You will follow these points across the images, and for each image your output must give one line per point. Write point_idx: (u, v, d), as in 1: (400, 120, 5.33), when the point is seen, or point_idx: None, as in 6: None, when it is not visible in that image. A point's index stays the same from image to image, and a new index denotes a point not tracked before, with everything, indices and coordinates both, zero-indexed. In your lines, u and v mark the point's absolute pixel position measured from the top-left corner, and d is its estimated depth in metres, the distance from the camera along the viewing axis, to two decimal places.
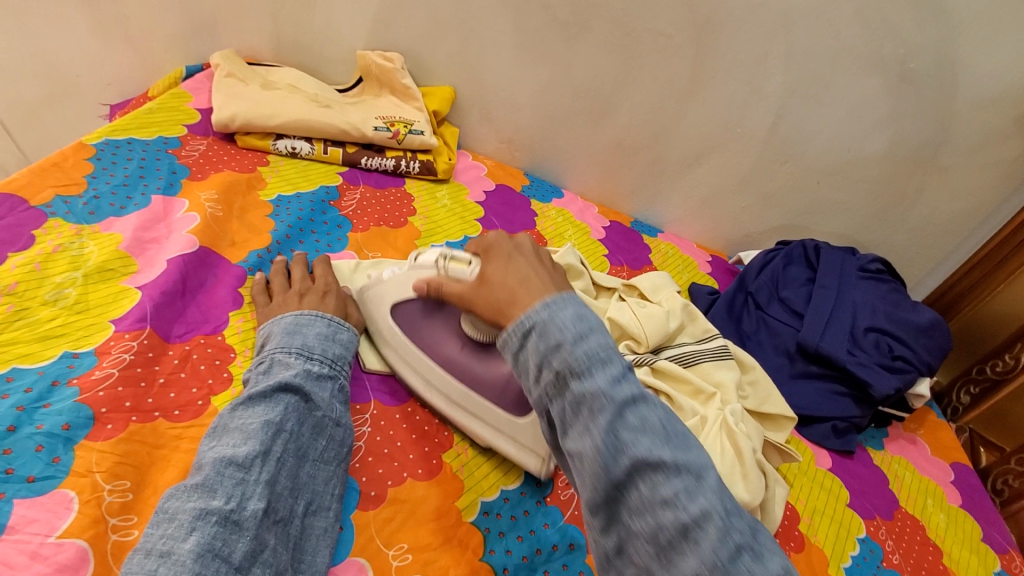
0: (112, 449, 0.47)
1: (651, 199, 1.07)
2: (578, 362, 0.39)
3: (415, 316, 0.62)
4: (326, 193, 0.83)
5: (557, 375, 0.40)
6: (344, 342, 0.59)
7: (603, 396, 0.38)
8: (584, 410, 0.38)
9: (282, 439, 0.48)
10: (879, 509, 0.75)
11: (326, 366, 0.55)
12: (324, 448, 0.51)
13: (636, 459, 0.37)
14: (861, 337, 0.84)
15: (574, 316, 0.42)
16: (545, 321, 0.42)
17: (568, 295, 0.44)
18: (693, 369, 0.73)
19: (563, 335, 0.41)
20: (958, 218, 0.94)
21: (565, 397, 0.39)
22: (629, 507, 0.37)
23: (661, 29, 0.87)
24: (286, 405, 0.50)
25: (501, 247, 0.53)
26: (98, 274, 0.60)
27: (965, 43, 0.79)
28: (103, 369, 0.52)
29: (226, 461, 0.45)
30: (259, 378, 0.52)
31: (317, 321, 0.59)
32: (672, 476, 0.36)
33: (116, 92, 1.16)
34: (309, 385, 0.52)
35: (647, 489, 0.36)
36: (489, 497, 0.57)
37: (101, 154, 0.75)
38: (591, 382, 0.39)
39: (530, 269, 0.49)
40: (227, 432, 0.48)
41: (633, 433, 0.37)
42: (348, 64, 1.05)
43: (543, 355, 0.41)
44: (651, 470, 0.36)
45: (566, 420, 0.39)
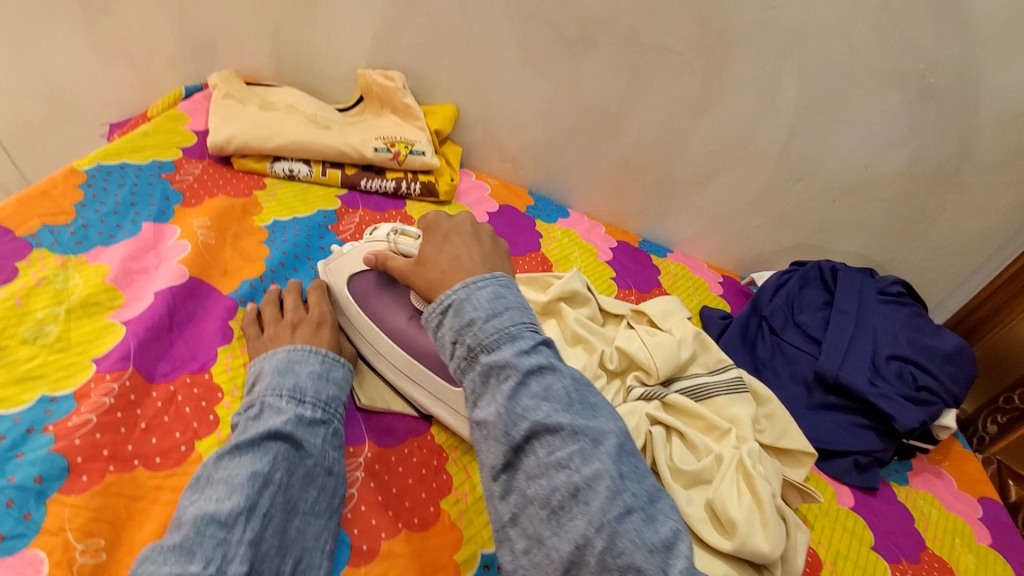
0: (87, 504, 0.45)
1: (660, 218, 1.03)
2: (488, 338, 0.44)
3: (369, 286, 0.64)
4: (324, 217, 0.81)
5: (469, 350, 0.45)
6: (338, 380, 0.56)
7: (509, 367, 0.43)
8: (493, 379, 0.43)
9: (270, 493, 0.45)
10: (905, 551, 0.71)
11: (320, 410, 0.52)
12: (314, 500, 0.48)
13: (533, 424, 0.42)
14: (883, 366, 0.80)
15: (492, 297, 0.47)
16: (463, 302, 0.47)
17: (491, 278, 0.49)
18: (706, 404, 0.70)
19: (477, 313, 0.46)
20: (983, 238, 0.90)
21: (477, 368, 0.44)
22: (527, 470, 0.42)
23: (669, 45, 0.84)
24: (275, 454, 0.47)
25: (440, 228, 0.57)
26: (81, 309, 0.58)
27: (989, 58, 0.75)
28: (81, 415, 0.49)
29: (207, 518, 0.41)
30: (247, 423, 0.49)
31: (310, 357, 0.55)
32: (566, 439, 0.41)
33: (116, 112, 1.14)
34: (301, 431, 0.49)
35: (543, 452, 0.41)
36: (491, 548, 0.53)
37: (93, 181, 0.73)
38: (499, 356, 0.44)
39: (463, 248, 0.54)
40: (211, 483, 0.45)
41: (533, 401, 0.42)
42: (348, 82, 1.03)
43: (460, 333, 0.46)
44: (548, 435, 0.42)
45: (478, 390, 0.44)
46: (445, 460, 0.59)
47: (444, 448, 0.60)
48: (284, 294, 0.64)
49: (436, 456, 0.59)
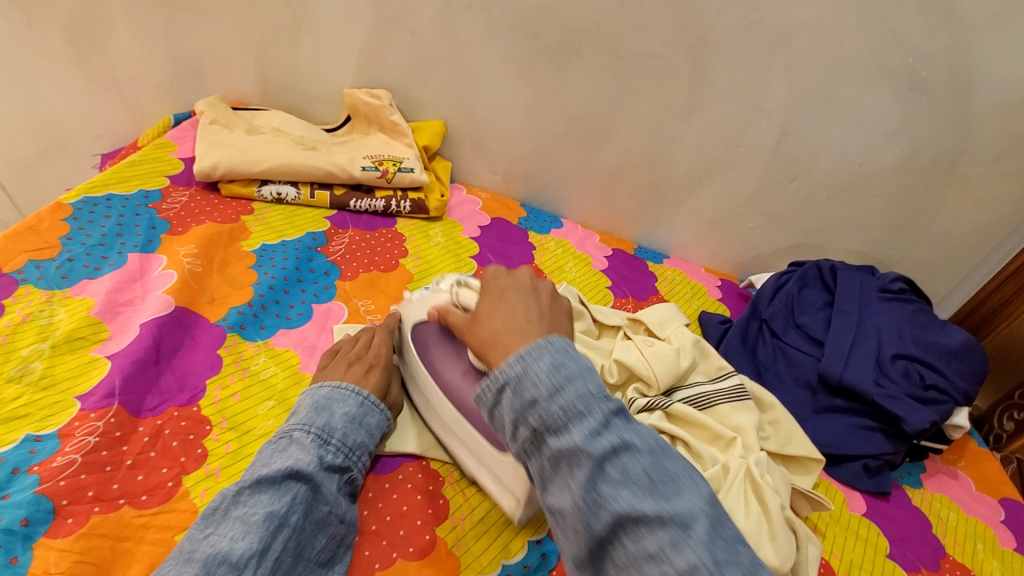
0: (72, 547, 0.43)
1: (655, 224, 1.02)
2: (552, 419, 0.41)
3: (431, 335, 0.62)
4: (313, 239, 0.80)
5: (535, 433, 0.42)
6: (371, 429, 0.54)
7: (580, 453, 0.40)
8: (563, 466, 0.41)
9: (283, 537, 0.44)
10: (923, 558, 0.68)
11: (343, 456, 0.51)
12: (322, 547, 0.46)
13: (615, 513, 0.39)
14: (888, 366, 0.77)
15: (551, 369, 0.43)
16: (521, 380, 0.43)
17: (547, 345, 0.46)
18: (708, 413, 0.68)
19: (538, 391, 0.43)
20: (985, 230, 0.88)
21: (544, 453, 0.42)
22: (616, 560, 0.39)
23: (655, 51, 0.84)
24: (294, 495, 0.46)
25: (498, 286, 0.55)
26: (66, 344, 0.57)
27: (980, 48, 0.74)
28: (65, 455, 0.48)
29: (220, 558, 0.41)
30: (272, 456, 0.48)
31: (350, 399, 0.55)
32: (653, 529, 0.38)
33: (107, 142, 1.15)
34: (321, 474, 0.48)
35: (631, 543, 0.38)
36: (490, 575, 0.51)
37: (79, 214, 0.73)
38: (567, 441, 0.40)
39: (520, 307, 0.52)
40: (227, 519, 0.44)
41: (612, 488, 0.39)
42: (336, 102, 1.03)
43: (521, 414, 0.43)
44: (632, 522, 0.38)
45: (549, 476, 0.42)
46: (441, 484, 0.57)
47: (440, 472, 0.58)
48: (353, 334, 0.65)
49: (431, 481, 0.57)
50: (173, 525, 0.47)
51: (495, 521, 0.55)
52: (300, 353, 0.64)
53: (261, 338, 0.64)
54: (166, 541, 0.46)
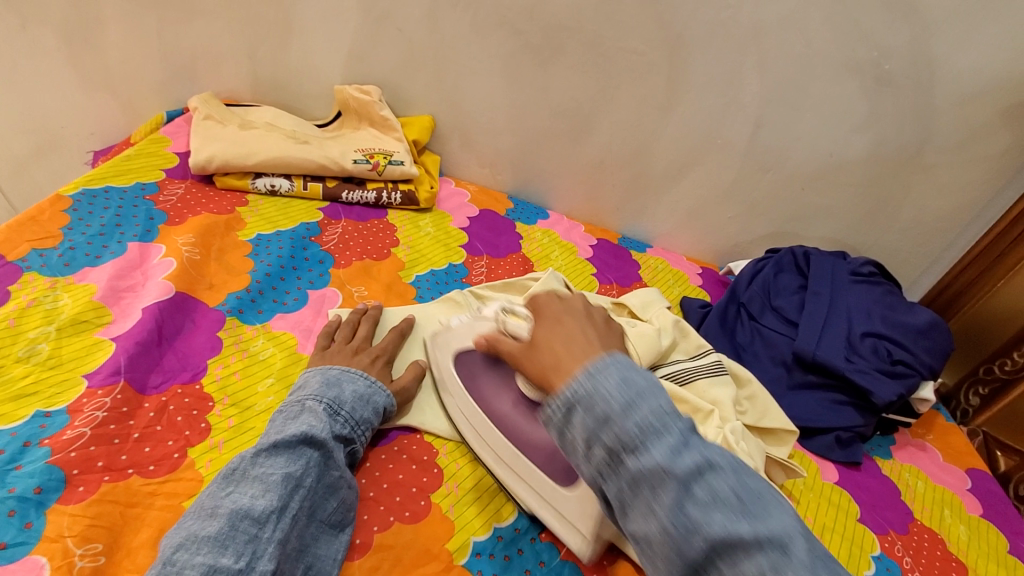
0: (84, 511, 0.46)
1: (638, 214, 1.06)
2: (630, 440, 0.39)
3: (476, 365, 0.63)
4: (306, 229, 0.83)
5: (610, 452, 0.40)
6: (377, 407, 0.57)
7: (663, 473, 0.38)
8: (645, 490, 0.38)
9: (299, 497, 0.47)
10: (892, 522, 0.72)
11: (351, 427, 0.54)
12: (333, 509, 0.50)
13: (710, 539, 0.36)
14: (858, 343, 0.82)
15: (621, 384, 0.41)
16: (589, 395, 0.41)
17: (611, 360, 0.44)
18: (688, 388, 0.71)
19: (611, 408, 0.40)
20: (948, 216, 0.93)
21: (623, 476, 0.39)
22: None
23: (635, 47, 0.87)
24: (308, 459, 0.49)
25: (552, 309, 0.53)
26: (72, 327, 0.59)
27: (939, 43, 0.79)
28: (75, 428, 0.50)
29: (242, 513, 0.44)
30: (286, 423, 0.52)
31: (358, 379, 0.58)
32: (752, 554, 0.35)
33: (100, 140, 1.16)
34: (332, 442, 0.51)
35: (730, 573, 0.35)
36: (482, 537, 0.54)
37: (79, 205, 0.75)
38: (648, 461, 0.38)
39: (579, 329, 0.50)
40: (247, 478, 0.47)
41: (702, 511, 0.37)
42: (327, 99, 1.06)
43: (594, 432, 0.40)
44: (728, 550, 0.36)
45: (627, 499, 0.39)
46: (434, 455, 0.60)
47: (434, 444, 0.61)
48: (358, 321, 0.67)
49: (425, 452, 0.60)
50: (180, 493, 0.49)
51: (486, 490, 0.58)
52: (297, 336, 0.66)
53: (259, 321, 0.67)
54: (174, 508, 0.48)
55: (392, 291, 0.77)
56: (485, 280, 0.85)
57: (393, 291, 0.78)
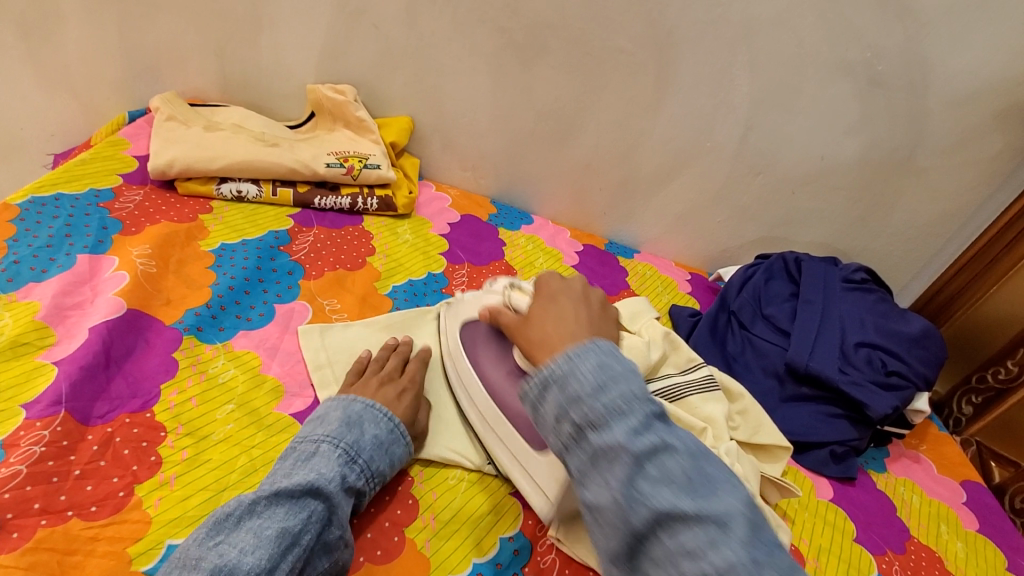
0: (18, 562, 0.41)
1: (625, 219, 1.02)
2: (596, 415, 0.41)
3: (480, 334, 0.65)
4: (275, 237, 0.78)
5: (576, 428, 0.42)
6: (394, 458, 0.53)
7: (620, 449, 0.40)
8: (603, 462, 0.40)
9: (292, 556, 0.43)
10: (888, 541, 0.70)
11: (363, 479, 0.49)
12: (323, 569, 0.45)
13: (655, 511, 0.38)
14: (852, 354, 0.79)
15: (597, 368, 0.44)
16: (567, 375, 0.44)
17: (592, 347, 0.46)
18: (679, 404, 0.67)
19: (581, 387, 0.43)
20: (941, 221, 0.91)
21: (585, 449, 0.41)
22: (652, 559, 0.38)
23: (621, 46, 0.84)
24: (310, 512, 0.45)
25: (550, 288, 0.58)
26: (10, 350, 0.54)
27: (933, 43, 0.77)
28: (9, 466, 0.45)
29: (226, 572, 0.40)
30: (295, 466, 0.48)
31: (380, 421, 0.54)
32: (695, 530, 0.37)
33: (60, 142, 1.10)
34: (340, 494, 0.47)
35: (668, 540, 0.37)
36: (460, 574, 0.50)
37: (26, 214, 0.69)
38: (608, 437, 0.40)
39: (571, 310, 0.53)
40: (240, 528, 0.43)
41: (653, 486, 0.39)
42: (299, 98, 1.01)
43: (564, 409, 0.43)
44: (673, 523, 0.37)
45: (587, 473, 0.41)
46: (410, 484, 0.56)
47: (409, 471, 0.57)
48: (388, 352, 0.63)
49: (400, 481, 0.56)
50: (124, 536, 0.44)
51: (466, 521, 0.54)
52: (261, 355, 0.62)
53: (220, 340, 0.62)
54: (117, 554, 0.43)
55: (366, 304, 0.73)
56: (467, 290, 0.81)
57: (368, 304, 0.73)
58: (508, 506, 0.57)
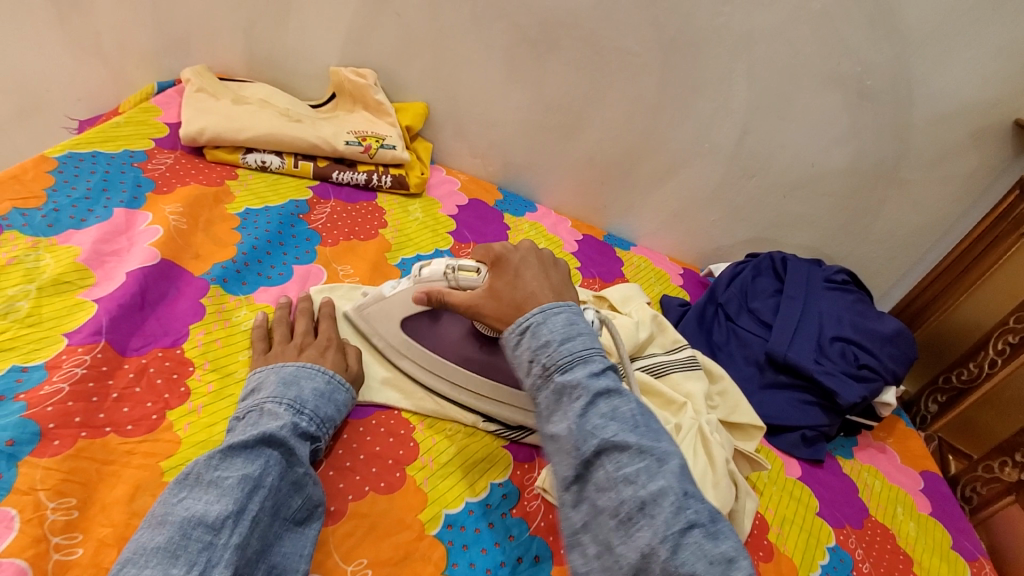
0: (58, 465, 0.46)
1: (624, 213, 1.08)
2: (562, 359, 0.48)
3: (424, 327, 0.64)
4: (295, 207, 0.83)
5: (543, 368, 0.48)
6: (338, 404, 0.56)
7: (580, 386, 0.46)
8: (564, 397, 0.47)
9: (259, 498, 0.44)
10: (848, 517, 0.75)
11: (315, 425, 0.52)
12: (297, 507, 0.48)
13: (603, 440, 0.44)
14: (828, 347, 0.85)
15: (567, 324, 0.51)
16: (540, 325, 0.50)
17: (563, 306, 0.53)
18: (663, 380, 0.73)
19: (552, 336, 0.49)
20: (919, 231, 0.97)
21: (550, 387, 0.48)
22: (596, 483, 0.44)
23: (630, 47, 0.89)
24: (267, 458, 0.46)
25: (510, 260, 0.58)
26: (53, 287, 0.59)
27: (919, 62, 0.82)
28: (53, 384, 0.50)
29: (195, 521, 0.41)
30: (245, 426, 0.49)
31: (316, 376, 0.56)
32: (633, 456, 0.43)
33: (86, 107, 1.15)
34: (294, 439, 0.49)
35: (611, 467, 0.43)
36: (453, 509, 0.56)
37: (64, 167, 0.74)
38: (572, 376, 0.47)
39: (535, 286, 0.55)
40: (200, 483, 0.44)
41: (602, 420, 0.45)
42: (322, 80, 1.06)
43: (536, 352, 0.49)
44: (616, 450, 0.44)
45: (550, 407, 0.47)
46: (412, 430, 0.61)
47: (411, 419, 0.62)
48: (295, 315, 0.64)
49: (403, 426, 0.61)
50: (157, 453, 0.50)
51: (461, 465, 0.60)
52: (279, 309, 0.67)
53: (243, 293, 0.67)
54: (151, 467, 0.48)
55: (377, 271, 0.78)
56: None
57: (379, 271, 0.79)
58: (500, 456, 0.62)
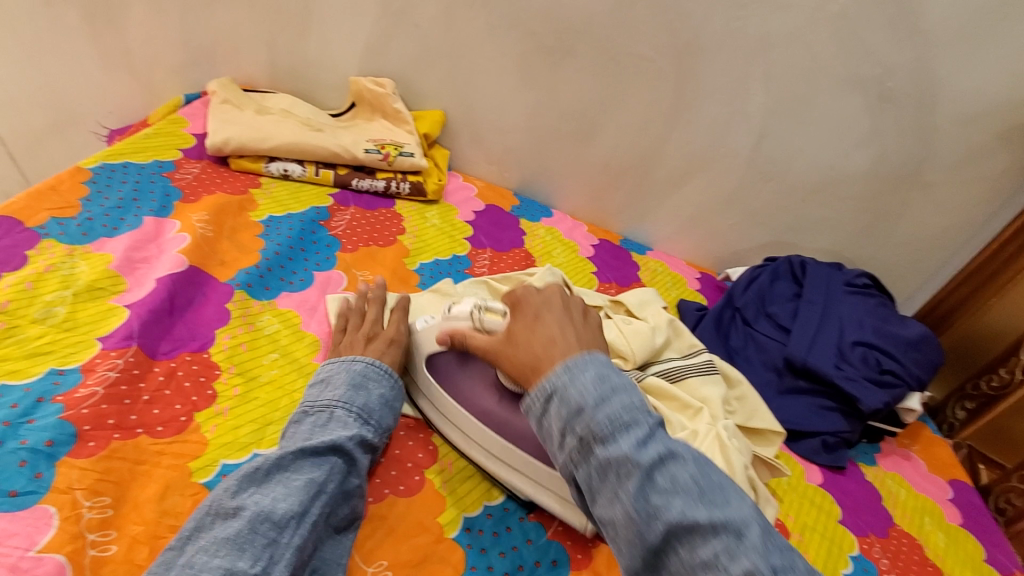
0: (93, 466, 0.48)
1: (640, 217, 1.08)
2: (602, 430, 0.43)
3: (452, 365, 0.63)
4: (317, 213, 0.85)
5: (581, 442, 0.43)
6: (396, 413, 0.58)
7: (629, 462, 0.41)
8: (612, 475, 0.42)
9: (321, 503, 0.46)
10: (872, 525, 0.74)
11: (378, 436, 0.54)
12: (343, 515, 0.49)
13: (669, 523, 0.39)
14: (848, 351, 0.83)
15: (596, 380, 0.45)
16: (566, 388, 0.45)
17: (587, 358, 0.48)
18: (679, 385, 0.72)
19: (583, 400, 0.44)
20: (943, 234, 0.95)
21: (592, 462, 0.43)
22: (671, 570, 0.40)
23: (645, 53, 0.90)
24: (333, 466, 0.49)
25: (532, 304, 0.56)
26: (87, 293, 0.61)
27: (940, 63, 0.81)
28: (88, 387, 0.53)
29: (264, 517, 0.43)
30: (315, 428, 0.51)
31: (383, 381, 0.58)
32: (706, 536, 0.39)
33: (117, 119, 1.20)
34: (358, 450, 0.51)
35: (686, 552, 0.39)
36: (472, 513, 0.56)
37: (97, 178, 0.77)
38: (616, 450, 0.42)
39: (555, 313, 0.53)
40: (270, 479, 0.46)
41: (662, 497, 0.40)
42: (341, 90, 1.08)
43: (568, 422, 0.44)
44: (686, 532, 0.39)
45: (595, 485, 0.43)
46: (430, 434, 0.62)
47: (428, 423, 0.63)
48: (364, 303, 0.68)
49: (421, 430, 0.62)
50: (186, 454, 0.51)
51: (478, 469, 0.60)
52: (302, 313, 0.69)
53: (266, 298, 0.69)
54: (180, 467, 0.50)
55: (396, 276, 0.80)
56: (488, 272, 0.87)
57: (397, 276, 0.80)
58: None
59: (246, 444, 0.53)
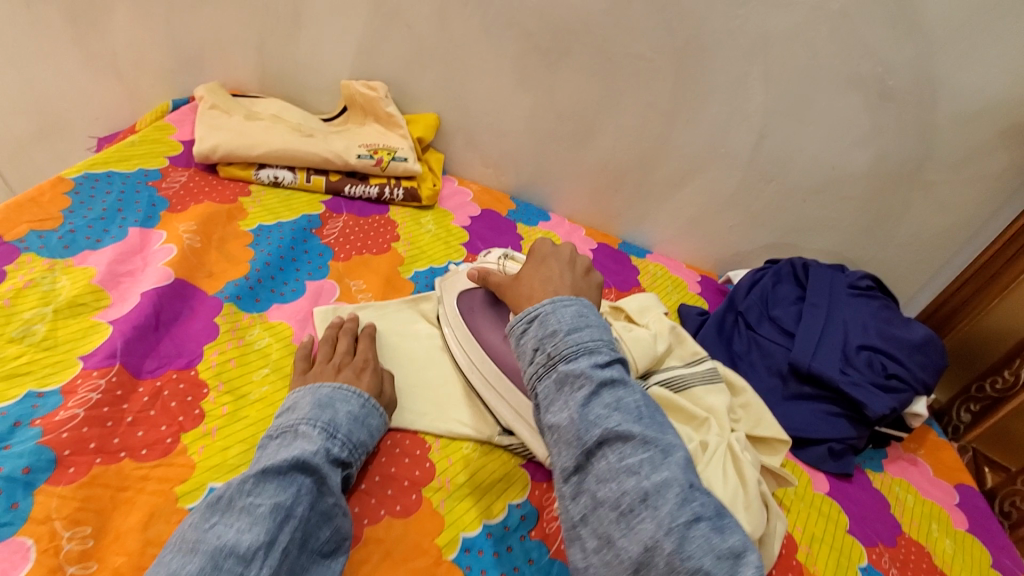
0: (73, 494, 0.46)
1: (639, 220, 1.06)
2: (568, 349, 0.50)
3: (476, 301, 0.70)
4: (308, 221, 0.83)
5: (549, 357, 0.50)
6: (371, 429, 0.55)
7: (585, 377, 0.48)
8: (568, 386, 0.48)
9: (290, 528, 0.44)
10: (880, 534, 0.73)
11: (347, 450, 0.52)
12: (325, 539, 0.47)
13: (606, 431, 0.46)
14: (853, 356, 0.82)
15: (575, 314, 0.52)
16: (548, 315, 0.53)
17: (574, 299, 0.55)
18: (683, 394, 0.70)
19: (560, 325, 0.51)
20: (946, 234, 0.93)
21: (553, 376, 0.49)
22: (597, 473, 0.45)
23: (641, 53, 0.88)
24: (299, 486, 0.46)
25: (542, 252, 0.63)
26: (69, 309, 0.59)
27: (943, 60, 0.79)
28: (68, 409, 0.50)
29: (227, 551, 0.41)
30: (278, 448, 0.49)
31: (351, 399, 0.56)
32: (636, 447, 0.45)
33: (104, 126, 1.17)
34: (327, 466, 0.49)
35: (614, 457, 0.45)
36: (471, 532, 0.54)
37: (80, 188, 0.75)
38: (577, 366, 0.49)
39: (556, 272, 0.60)
40: (232, 509, 0.44)
41: (606, 411, 0.47)
42: (332, 93, 1.06)
43: (542, 340, 0.51)
44: (619, 440, 0.45)
45: (552, 396, 0.49)
46: (427, 449, 0.60)
47: (426, 438, 0.61)
48: (338, 333, 0.65)
49: (418, 446, 0.60)
50: (172, 478, 0.49)
51: (476, 486, 0.58)
52: (294, 326, 0.67)
53: (257, 310, 0.67)
54: (165, 493, 0.48)
55: (390, 286, 0.78)
56: None
57: (392, 285, 0.78)
58: (517, 475, 0.61)
59: (233, 468, 0.51)
